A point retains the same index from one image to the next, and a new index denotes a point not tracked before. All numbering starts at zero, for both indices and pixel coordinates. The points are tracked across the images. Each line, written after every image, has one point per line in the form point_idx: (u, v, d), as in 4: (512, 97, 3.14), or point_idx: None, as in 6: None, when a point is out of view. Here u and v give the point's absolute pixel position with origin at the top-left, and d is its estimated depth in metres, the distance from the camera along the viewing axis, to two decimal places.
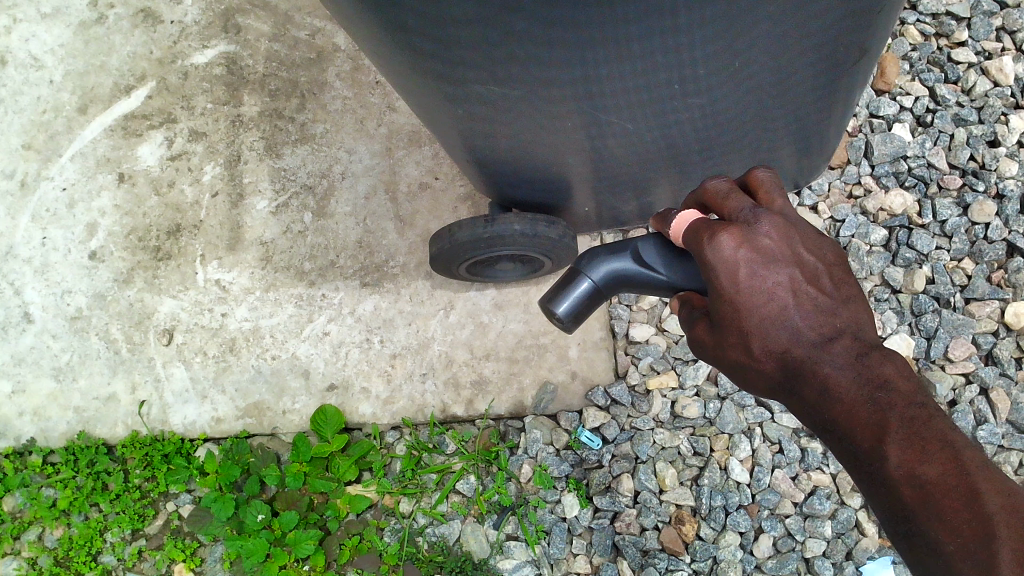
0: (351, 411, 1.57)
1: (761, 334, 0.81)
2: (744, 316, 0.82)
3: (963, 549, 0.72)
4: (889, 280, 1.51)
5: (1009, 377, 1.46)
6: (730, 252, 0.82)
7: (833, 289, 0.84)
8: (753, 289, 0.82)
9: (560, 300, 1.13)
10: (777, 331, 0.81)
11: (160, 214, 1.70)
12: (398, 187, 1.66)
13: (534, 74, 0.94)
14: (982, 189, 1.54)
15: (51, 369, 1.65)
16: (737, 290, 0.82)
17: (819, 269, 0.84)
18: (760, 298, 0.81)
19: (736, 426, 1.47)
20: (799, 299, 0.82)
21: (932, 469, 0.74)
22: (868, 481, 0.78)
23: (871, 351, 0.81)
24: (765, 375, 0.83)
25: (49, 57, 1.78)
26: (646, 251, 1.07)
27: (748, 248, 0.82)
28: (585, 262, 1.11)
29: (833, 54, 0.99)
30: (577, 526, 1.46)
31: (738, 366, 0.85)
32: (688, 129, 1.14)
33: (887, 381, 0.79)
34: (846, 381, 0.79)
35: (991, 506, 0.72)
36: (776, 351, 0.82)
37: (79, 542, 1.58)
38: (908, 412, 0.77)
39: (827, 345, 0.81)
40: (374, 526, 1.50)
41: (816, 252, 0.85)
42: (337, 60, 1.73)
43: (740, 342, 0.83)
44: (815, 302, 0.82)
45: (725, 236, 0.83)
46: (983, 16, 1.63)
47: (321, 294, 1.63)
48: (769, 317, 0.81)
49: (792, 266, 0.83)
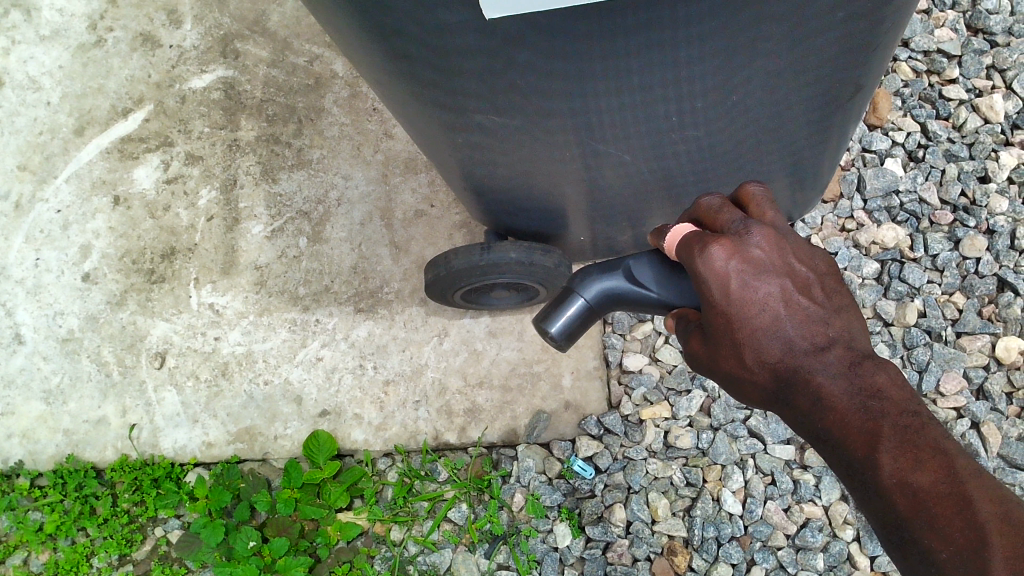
0: (343, 437, 1.57)
1: (754, 344, 0.81)
2: (736, 327, 0.81)
3: (954, 558, 0.72)
4: (881, 313, 1.52)
5: (1000, 411, 1.46)
6: (721, 263, 0.81)
7: (825, 299, 0.84)
8: (745, 301, 0.81)
9: (553, 318, 1.13)
10: (771, 341, 0.81)
11: (154, 237, 1.70)
12: (393, 214, 1.67)
13: (534, 104, 0.95)
14: (973, 225, 1.55)
15: (41, 391, 1.64)
16: (729, 302, 0.81)
17: (811, 279, 0.84)
18: (753, 309, 0.81)
19: (729, 457, 1.47)
20: (791, 308, 0.81)
21: (924, 477, 0.75)
22: (862, 490, 0.78)
23: (864, 360, 0.82)
24: (759, 385, 0.83)
25: (47, 79, 1.78)
26: (638, 271, 1.07)
27: (739, 259, 0.81)
28: (578, 280, 1.11)
29: (828, 90, 1.01)
30: (568, 556, 1.45)
31: (731, 376, 0.85)
32: (685, 162, 1.15)
33: (880, 390, 0.80)
34: (838, 390, 0.80)
35: (984, 514, 0.73)
36: (768, 361, 0.82)
37: (66, 567, 1.56)
38: (901, 420, 0.78)
39: (820, 353, 0.81)
40: (364, 554, 1.49)
41: (808, 262, 0.84)
42: (335, 86, 1.74)
43: (733, 352, 0.83)
44: (808, 312, 0.82)
45: (716, 248, 0.82)
46: (973, 54, 1.66)
47: (314, 320, 1.63)
48: (762, 328, 0.81)
49: (784, 277, 0.82)
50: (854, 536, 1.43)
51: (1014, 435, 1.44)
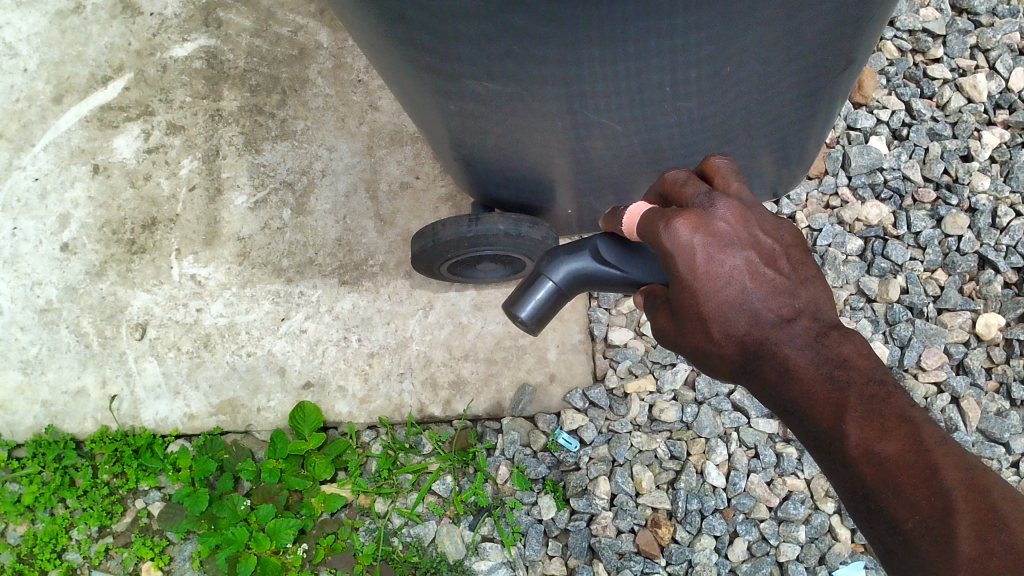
0: (328, 409, 1.56)
1: (720, 319, 0.78)
2: (701, 302, 0.78)
3: (921, 527, 0.68)
4: (864, 289, 1.54)
5: (979, 386, 1.49)
6: (686, 238, 0.78)
7: (791, 270, 0.81)
8: (711, 274, 0.78)
9: (523, 304, 1.11)
10: (737, 313, 0.78)
11: (135, 207, 1.68)
12: (378, 186, 1.65)
13: (528, 71, 0.93)
14: (955, 203, 1.57)
15: (18, 362, 1.62)
16: (695, 276, 0.78)
17: (777, 250, 0.81)
18: (718, 283, 0.78)
19: (713, 430, 1.48)
20: (757, 280, 0.78)
21: (890, 446, 0.71)
22: (830, 462, 0.74)
23: (830, 331, 0.78)
24: (726, 359, 0.80)
25: (23, 45, 1.75)
26: (604, 249, 1.08)
27: (703, 233, 0.78)
28: (546, 263, 1.11)
29: (820, 62, 1.00)
30: (553, 528, 1.46)
31: (699, 351, 0.81)
32: (676, 133, 1.14)
33: (846, 359, 0.76)
34: (806, 362, 0.77)
35: (950, 481, 0.68)
36: (735, 335, 0.78)
37: (44, 538, 1.54)
38: (867, 390, 0.74)
39: (787, 325, 0.78)
40: (348, 526, 1.49)
41: (773, 234, 0.81)
42: (320, 57, 1.73)
43: (699, 327, 0.80)
44: (774, 284, 0.79)
45: (680, 222, 0.79)
46: (958, 34, 1.67)
47: (298, 291, 1.61)
48: (728, 301, 0.78)
49: (749, 249, 0.79)
50: (837, 508, 1.44)
51: (992, 410, 1.47)
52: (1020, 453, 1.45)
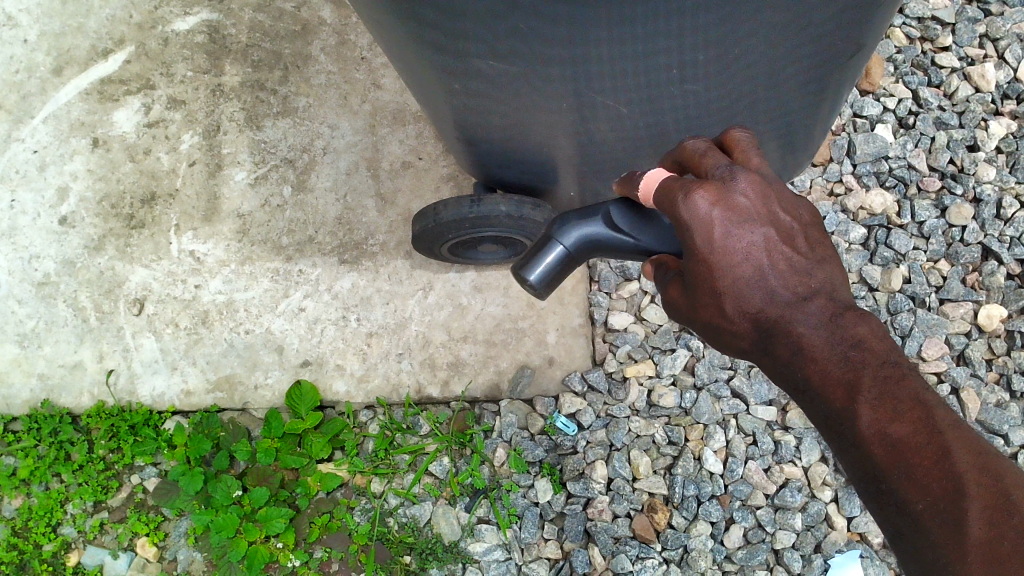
0: (325, 387, 1.56)
1: (735, 294, 0.77)
2: (717, 275, 0.78)
3: (932, 508, 0.67)
4: (866, 278, 1.53)
5: (979, 377, 1.48)
6: (705, 211, 0.78)
7: (808, 249, 0.79)
8: (728, 248, 0.77)
9: (531, 266, 1.10)
10: (752, 289, 0.77)
11: (135, 181, 1.67)
12: (380, 165, 1.64)
13: (535, 50, 0.92)
14: (959, 192, 1.56)
15: (15, 335, 1.61)
16: (711, 250, 0.78)
17: (795, 229, 0.80)
18: (734, 258, 0.77)
19: (711, 417, 1.48)
20: (774, 257, 0.77)
21: (902, 428, 0.69)
22: (840, 442, 0.73)
23: (845, 310, 0.77)
24: (739, 335, 0.79)
25: (23, 15, 1.73)
26: (618, 215, 1.06)
27: (722, 207, 0.78)
28: (557, 227, 1.09)
29: (830, 48, 0.98)
30: (549, 511, 1.46)
31: (711, 326, 0.81)
32: (681, 117, 1.13)
33: (862, 338, 0.74)
34: (820, 340, 0.75)
35: (963, 465, 0.67)
36: (749, 311, 0.77)
37: (39, 512, 1.54)
38: (881, 370, 0.72)
39: (801, 303, 0.77)
40: (344, 505, 1.49)
41: (792, 212, 0.80)
42: (323, 33, 1.71)
43: (712, 301, 0.79)
44: (790, 262, 0.78)
45: (699, 194, 0.78)
46: (967, 22, 1.66)
47: (298, 269, 1.61)
48: (743, 276, 0.77)
49: (767, 225, 0.78)
50: (833, 497, 1.44)
51: (992, 401, 1.47)
52: (1018, 444, 1.45)
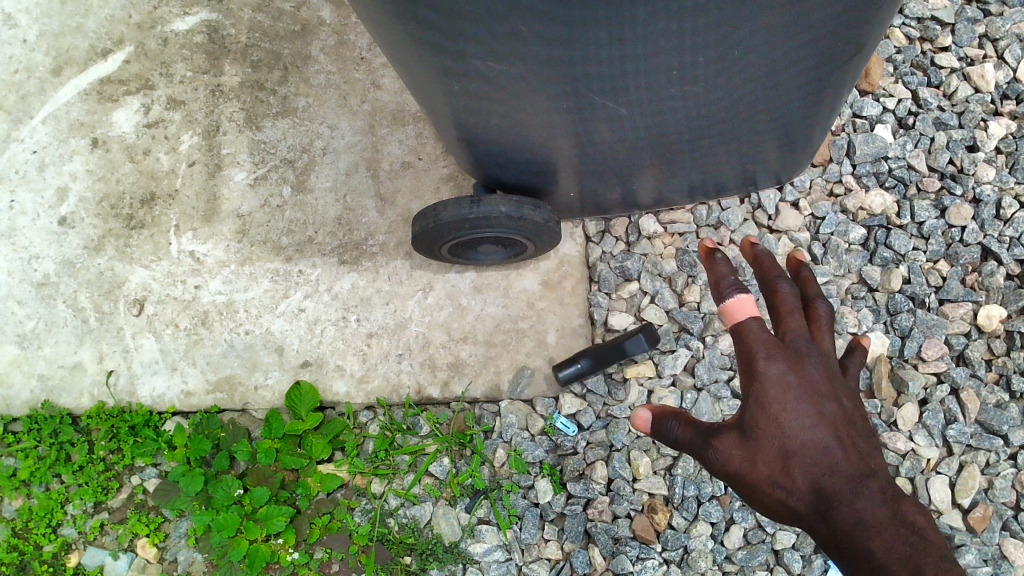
0: (325, 389, 1.56)
1: (803, 457, 0.92)
2: (791, 438, 0.93)
3: None
4: (865, 279, 1.53)
5: (979, 378, 1.48)
6: (781, 373, 0.97)
7: (865, 443, 0.96)
8: (802, 421, 0.94)
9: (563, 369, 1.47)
10: (820, 455, 0.92)
11: (134, 181, 1.66)
12: (380, 165, 1.64)
13: (535, 52, 0.92)
14: (959, 193, 1.56)
15: (15, 336, 1.61)
16: (781, 409, 0.95)
17: (854, 420, 0.97)
18: (806, 430, 0.93)
19: (712, 417, 1.48)
20: (845, 445, 0.93)
21: None
22: None
23: (901, 498, 0.91)
24: (801, 508, 0.92)
25: (22, 15, 1.73)
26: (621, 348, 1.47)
27: (795, 374, 0.97)
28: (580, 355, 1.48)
29: (829, 49, 0.99)
30: (549, 511, 1.46)
31: (774, 499, 0.93)
32: (681, 118, 1.13)
33: (918, 528, 0.88)
34: (881, 516, 0.88)
35: None
36: (817, 481, 0.91)
37: (39, 513, 1.54)
38: (939, 563, 0.85)
39: (863, 482, 0.90)
40: (344, 506, 1.49)
41: (851, 405, 0.99)
42: (322, 33, 1.71)
43: (778, 458, 0.93)
44: (857, 451, 0.93)
45: (780, 360, 0.98)
46: (967, 22, 1.66)
47: (298, 270, 1.61)
48: (812, 446, 0.93)
49: (836, 418, 0.95)
50: None
51: (991, 402, 1.47)
52: (1018, 444, 1.44)
